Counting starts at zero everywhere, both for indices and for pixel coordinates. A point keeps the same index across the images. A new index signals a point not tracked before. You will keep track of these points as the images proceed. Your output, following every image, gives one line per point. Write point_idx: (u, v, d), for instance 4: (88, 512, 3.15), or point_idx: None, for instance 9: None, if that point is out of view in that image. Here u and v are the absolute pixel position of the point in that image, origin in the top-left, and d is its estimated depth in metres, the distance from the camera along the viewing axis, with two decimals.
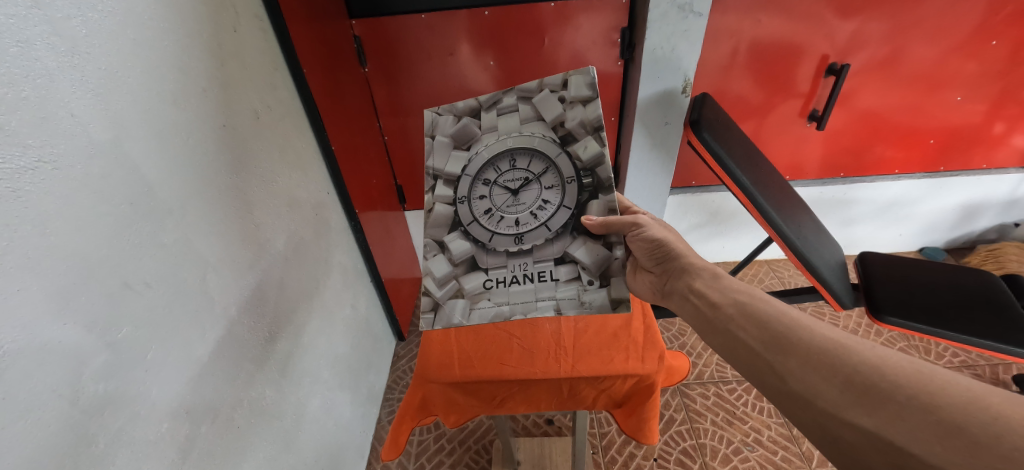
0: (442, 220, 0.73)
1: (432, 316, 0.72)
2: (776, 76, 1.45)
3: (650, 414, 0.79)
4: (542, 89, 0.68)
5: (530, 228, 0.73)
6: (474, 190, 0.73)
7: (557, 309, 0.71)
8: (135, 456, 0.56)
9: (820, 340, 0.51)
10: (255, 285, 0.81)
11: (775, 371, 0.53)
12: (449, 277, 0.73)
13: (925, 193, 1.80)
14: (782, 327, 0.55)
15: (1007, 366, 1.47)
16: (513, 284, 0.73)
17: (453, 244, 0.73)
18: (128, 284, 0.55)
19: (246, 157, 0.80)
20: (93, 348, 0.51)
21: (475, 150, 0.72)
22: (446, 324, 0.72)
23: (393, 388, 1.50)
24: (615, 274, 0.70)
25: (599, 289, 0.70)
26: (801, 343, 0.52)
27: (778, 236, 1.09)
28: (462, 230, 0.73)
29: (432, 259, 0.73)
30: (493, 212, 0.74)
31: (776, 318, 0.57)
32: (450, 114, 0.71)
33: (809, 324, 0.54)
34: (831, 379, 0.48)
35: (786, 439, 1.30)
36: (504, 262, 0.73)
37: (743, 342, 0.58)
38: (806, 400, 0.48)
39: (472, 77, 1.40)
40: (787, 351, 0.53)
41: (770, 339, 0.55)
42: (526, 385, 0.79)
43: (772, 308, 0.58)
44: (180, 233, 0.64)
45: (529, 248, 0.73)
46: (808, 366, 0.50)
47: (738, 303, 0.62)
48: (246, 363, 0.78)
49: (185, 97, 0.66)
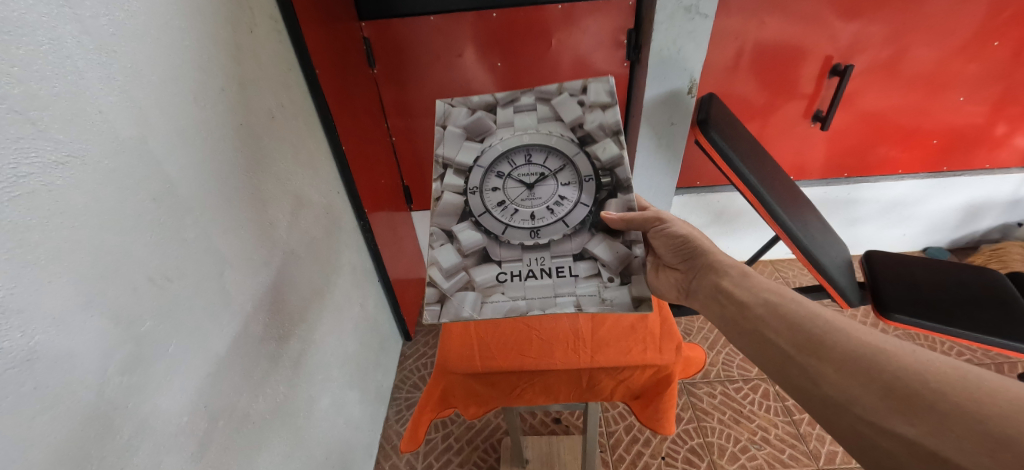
0: (451, 208, 0.74)
1: (438, 306, 0.70)
2: (779, 77, 1.47)
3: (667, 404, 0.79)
4: (561, 92, 0.72)
5: (548, 222, 0.74)
6: (487, 181, 0.75)
7: (578, 306, 0.69)
8: (156, 448, 0.56)
9: (855, 344, 0.52)
10: (269, 282, 0.82)
11: (810, 377, 0.53)
12: (459, 267, 0.71)
13: (929, 192, 1.81)
14: (816, 330, 0.56)
15: (1014, 366, 1.47)
16: (530, 277, 0.72)
17: (464, 234, 0.73)
18: (151, 278, 0.56)
19: (261, 156, 0.81)
20: (118, 340, 0.52)
21: (488, 143, 0.74)
22: (454, 317, 0.70)
23: (400, 387, 1.50)
24: (637, 269, 0.70)
25: (621, 285, 0.69)
26: (836, 348, 0.53)
27: (785, 234, 1.10)
28: (472, 220, 0.74)
29: (440, 249, 0.72)
30: (507, 205, 0.74)
31: (809, 322, 0.57)
32: (466, 107, 0.74)
33: (844, 328, 0.54)
34: (870, 387, 0.48)
35: (792, 437, 1.31)
36: (519, 254, 0.73)
37: (774, 345, 0.59)
38: (842, 407, 0.49)
39: (478, 79, 1.42)
40: (823, 356, 0.53)
41: (802, 341, 0.56)
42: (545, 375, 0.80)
43: (805, 311, 0.59)
44: (199, 229, 0.65)
45: (546, 242, 0.73)
46: (845, 371, 0.51)
47: (769, 304, 0.62)
48: (261, 359, 0.79)
49: (204, 95, 0.67)
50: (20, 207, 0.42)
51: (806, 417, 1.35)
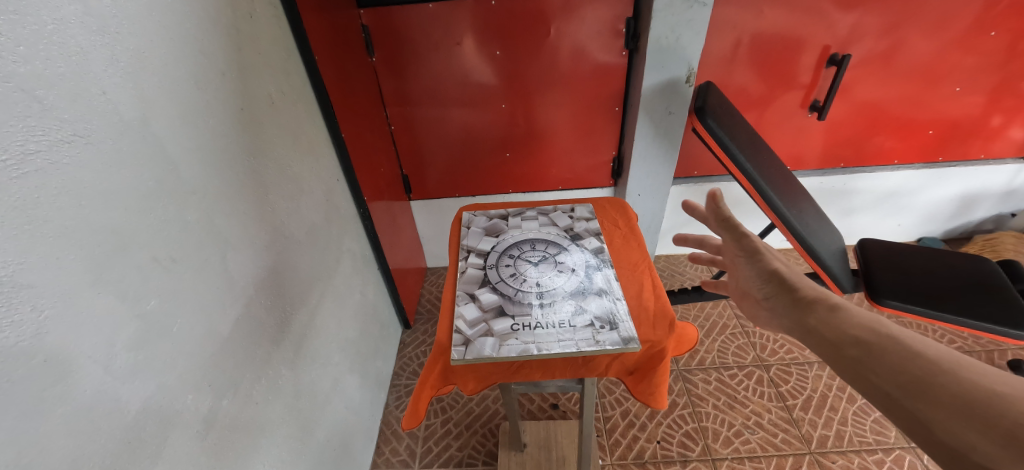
0: (473, 279, 0.76)
1: (463, 348, 0.64)
2: (777, 67, 1.47)
3: (661, 380, 0.68)
4: (557, 211, 0.93)
5: (550, 289, 0.73)
6: (501, 260, 0.79)
7: (577, 348, 0.63)
8: (163, 424, 0.57)
9: (972, 386, 0.40)
10: (271, 266, 0.83)
11: (920, 423, 0.41)
12: (479, 319, 0.68)
13: (924, 183, 1.82)
14: (920, 368, 0.44)
15: (1004, 352, 1.49)
16: (539, 327, 0.67)
17: (485, 296, 0.72)
18: (156, 258, 0.57)
19: (261, 141, 0.82)
20: (125, 318, 0.53)
21: (502, 237, 0.85)
22: (476, 358, 0.63)
23: (400, 374, 1.52)
24: (625, 319, 0.68)
25: (612, 331, 0.65)
26: (948, 387, 0.41)
27: (781, 222, 1.12)
28: (490, 286, 0.74)
29: (463, 306, 0.71)
30: (516, 283, 0.75)
31: (909, 357, 0.45)
32: (484, 216, 0.91)
33: (955, 365, 0.43)
34: (990, 432, 0.37)
35: (785, 422, 1.33)
36: (529, 309, 0.70)
37: (870, 383, 0.46)
38: (958, 455, 0.38)
39: (477, 68, 1.42)
40: (932, 398, 0.41)
41: (903, 379, 0.44)
42: (526, 363, 0.68)
43: (905, 342, 0.47)
44: (202, 211, 0.65)
45: (549, 301, 0.71)
46: (960, 415, 0.39)
47: (857, 334, 0.50)
48: (263, 342, 0.80)
49: (205, 79, 0.67)
50: (29, 183, 0.43)
51: (799, 402, 1.38)
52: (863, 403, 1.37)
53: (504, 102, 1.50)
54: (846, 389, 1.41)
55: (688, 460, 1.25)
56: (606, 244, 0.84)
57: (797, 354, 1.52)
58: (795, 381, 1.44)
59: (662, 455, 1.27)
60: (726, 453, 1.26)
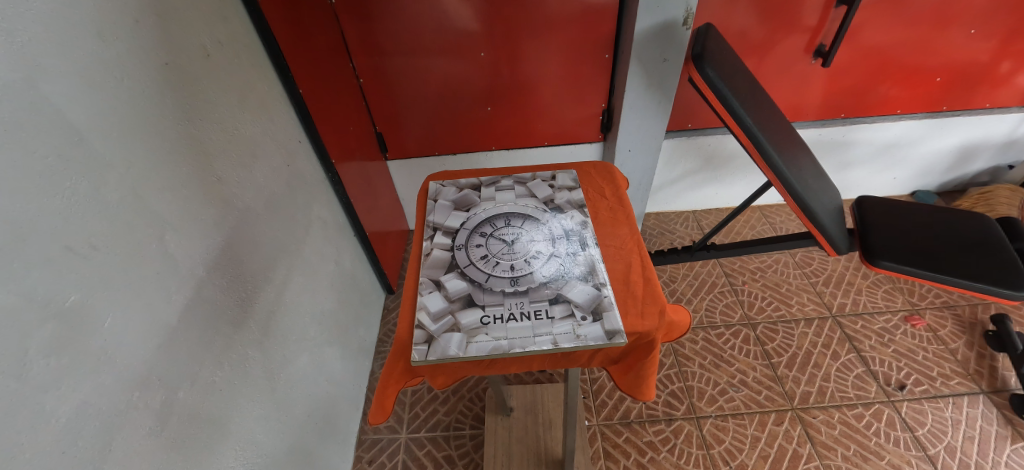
0: (439, 263, 0.70)
1: (425, 347, 0.59)
2: (782, 8, 1.35)
3: (648, 372, 0.65)
4: (536, 179, 0.85)
5: (527, 273, 0.67)
6: (471, 239, 0.73)
7: (555, 344, 0.59)
8: (105, 429, 0.52)
9: None
10: (223, 244, 0.75)
11: None
12: (445, 311, 0.63)
13: (926, 133, 1.75)
14: None
15: (987, 307, 1.50)
16: (511, 320, 0.62)
17: (451, 283, 0.66)
18: (70, 247, 0.49)
19: (198, 101, 0.71)
20: (37, 320, 0.45)
21: (473, 211, 0.78)
22: (441, 358, 0.58)
23: (384, 340, 1.50)
24: (610, 308, 0.62)
25: (594, 323, 0.61)
26: None
27: (778, 181, 1.06)
28: (458, 271, 0.68)
29: (427, 295, 0.65)
30: (487, 266, 0.68)
31: None
32: (453, 187, 0.84)
33: None
34: None
35: (769, 380, 1.35)
36: (499, 298, 0.64)
37: None
38: None
39: (453, 11, 1.27)
40: None
41: None
42: (499, 358, 0.63)
43: None
44: (127, 188, 0.57)
45: (525, 288, 0.65)
46: None
47: None
48: (221, 325, 0.74)
49: (112, 28, 0.56)
50: None
51: (784, 360, 1.39)
52: (846, 359, 1.38)
53: (484, 51, 1.37)
54: (830, 345, 1.42)
55: (673, 418, 1.27)
56: (590, 218, 0.78)
57: (783, 311, 1.52)
58: (782, 339, 1.44)
59: (648, 415, 1.28)
60: (710, 411, 1.28)
